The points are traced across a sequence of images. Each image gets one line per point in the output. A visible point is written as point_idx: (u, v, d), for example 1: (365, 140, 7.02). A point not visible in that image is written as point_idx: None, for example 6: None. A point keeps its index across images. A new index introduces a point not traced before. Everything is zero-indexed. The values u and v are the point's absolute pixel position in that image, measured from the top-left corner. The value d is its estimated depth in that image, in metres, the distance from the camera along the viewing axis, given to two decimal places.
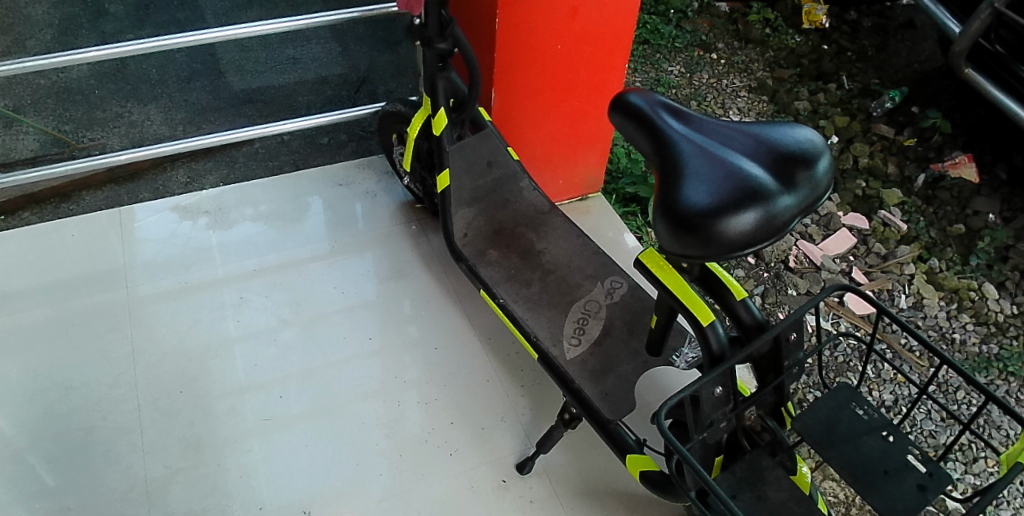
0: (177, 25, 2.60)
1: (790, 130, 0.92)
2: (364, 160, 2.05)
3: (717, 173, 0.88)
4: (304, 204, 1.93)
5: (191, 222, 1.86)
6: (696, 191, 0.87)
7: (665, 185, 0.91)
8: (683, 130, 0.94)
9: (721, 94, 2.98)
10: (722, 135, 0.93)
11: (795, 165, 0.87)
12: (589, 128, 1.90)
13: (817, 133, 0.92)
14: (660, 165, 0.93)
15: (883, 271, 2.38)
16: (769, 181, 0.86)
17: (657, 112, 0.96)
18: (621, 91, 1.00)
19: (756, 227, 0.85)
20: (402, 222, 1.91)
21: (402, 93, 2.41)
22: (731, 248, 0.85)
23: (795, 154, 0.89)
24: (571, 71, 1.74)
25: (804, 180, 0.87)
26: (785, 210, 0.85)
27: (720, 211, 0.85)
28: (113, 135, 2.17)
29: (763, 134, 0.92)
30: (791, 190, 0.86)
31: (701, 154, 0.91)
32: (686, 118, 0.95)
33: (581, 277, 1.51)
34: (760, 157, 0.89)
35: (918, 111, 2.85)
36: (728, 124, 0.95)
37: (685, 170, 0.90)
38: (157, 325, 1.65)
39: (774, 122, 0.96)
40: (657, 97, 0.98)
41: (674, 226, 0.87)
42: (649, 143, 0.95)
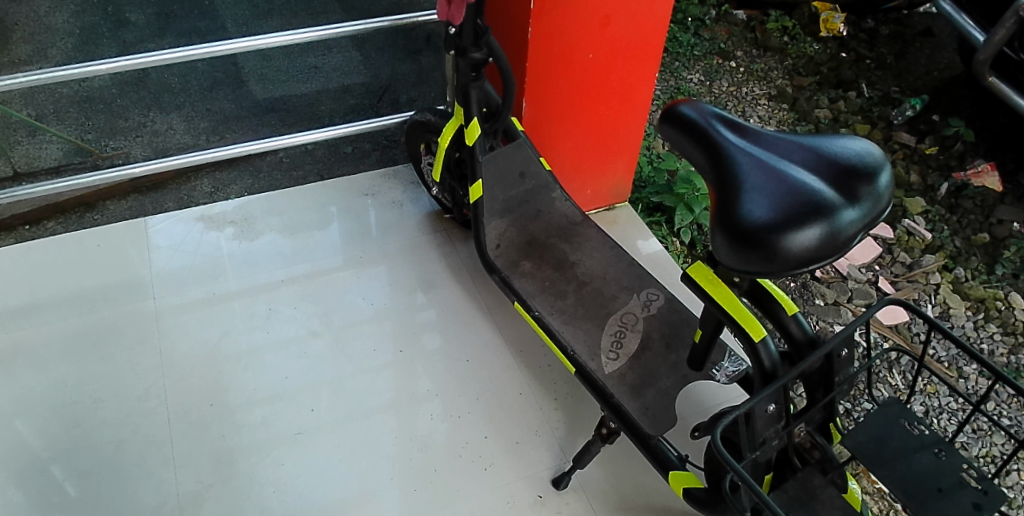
0: (198, 34, 2.60)
1: (851, 142, 0.89)
2: (390, 171, 2.04)
3: (778, 187, 0.85)
4: (331, 215, 1.92)
5: (218, 232, 1.85)
6: (756, 205, 0.84)
7: (723, 198, 0.88)
8: (741, 142, 0.91)
9: (741, 102, 3.00)
10: (780, 148, 0.90)
11: (859, 179, 0.85)
12: (616, 137, 1.88)
13: (876, 147, 0.89)
14: (715, 178, 0.90)
15: (909, 280, 2.36)
16: (830, 194, 0.83)
17: (713, 123, 0.93)
18: (672, 102, 0.98)
19: (821, 242, 0.81)
20: (429, 232, 1.89)
21: (426, 102, 2.40)
22: (795, 264, 0.82)
23: (856, 167, 0.86)
24: (601, 80, 1.72)
25: (869, 192, 0.84)
26: (851, 224, 0.82)
27: (783, 226, 0.81)
28: (136, 144, 2.15)
29: (821, 146, 0.89)
30: (855, 203, 0.83)
31: (759, 168, 0.88)
32: (742, 130, 0.92)
33: (617, 288, 1.48)
34: (820, 170, 0.87)
35: (939, 119, 2.86)
36: (785, 136, 0.92)
37: (743, 184, 0.87)
38: (185, 336, 1.64)
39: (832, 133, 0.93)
40: (711, 108, 0.95)
41: (735, 242, 0.84)
42: (704, 155, 0.92)
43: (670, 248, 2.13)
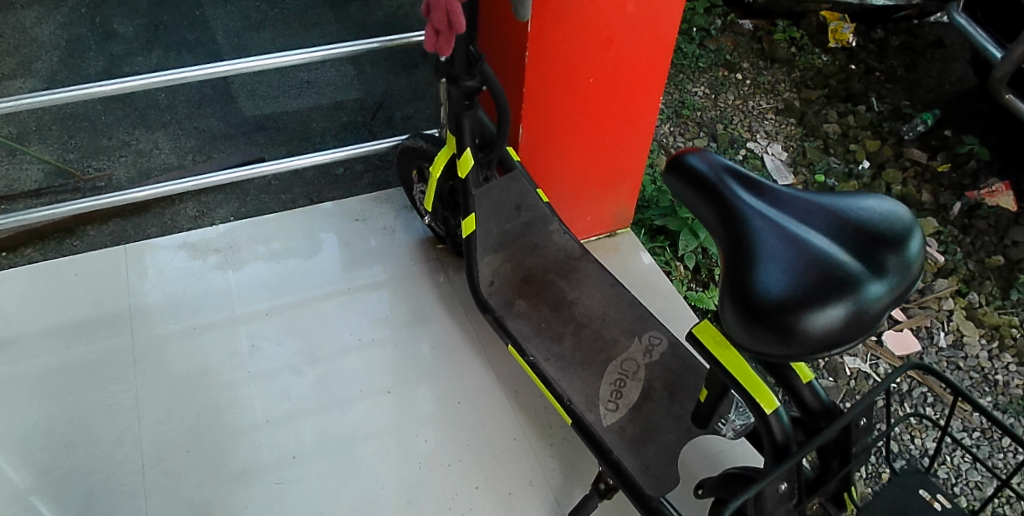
0: (188, 47, 2.51)
1: (877, 203, 0.82)
2: (382, 194, 1.96)
3: (796, 258, 0.78)
4: (319, 241, 1.84)
5: (201, 261, 1.77)
6: (773, 279, 0.77)
7: (735, 266, 0.80)
8: (755, 200, 0.83)
9: (747, 116, 2.99)
10: (799, 210, 0.83)
11: (887, 249, 0.77)
12: (618, 163, 1.79)
13: (904, 208, 0.82)
14: (727, 241, 0.83)
15: (921, 306, 2.30)
16: (856, 267, 0.76)
17: (725, 178, 0.85)
18: (680, 153, 0.90)
19: (846, 322, 0.74)
20: (422, 261, 1.82)
21: (422, 120, 2.32)
22: (817, 347, 0.74)
23: (884, 234, 0.78)
24: (604, 104, 1.64)
25: (898, 264, 0.76)
26: (879, 301, 0.75)
27: (803, 306, 0.74)
28: (120, 165, 2.06)
29: (844, 209, 0.82)
30: (883, 276, 0.76)
31: (776, 234, 0.81)
32: (756, 187, 0.85)
33: (617, 332, 1.40)
34: (843, 237, 0.79)
35: (951, 135, 2.89)
36: (803, 195, 0.85)
37: (759, 252, 0.80)
38: (163, 375, 1.56)
39: (854, 190, 0.86)
40: (722, 162, 0.87)
41: (750, 319, 0.76)
42: (715, 213, 0.85)
43: (672, 274, 2.08)
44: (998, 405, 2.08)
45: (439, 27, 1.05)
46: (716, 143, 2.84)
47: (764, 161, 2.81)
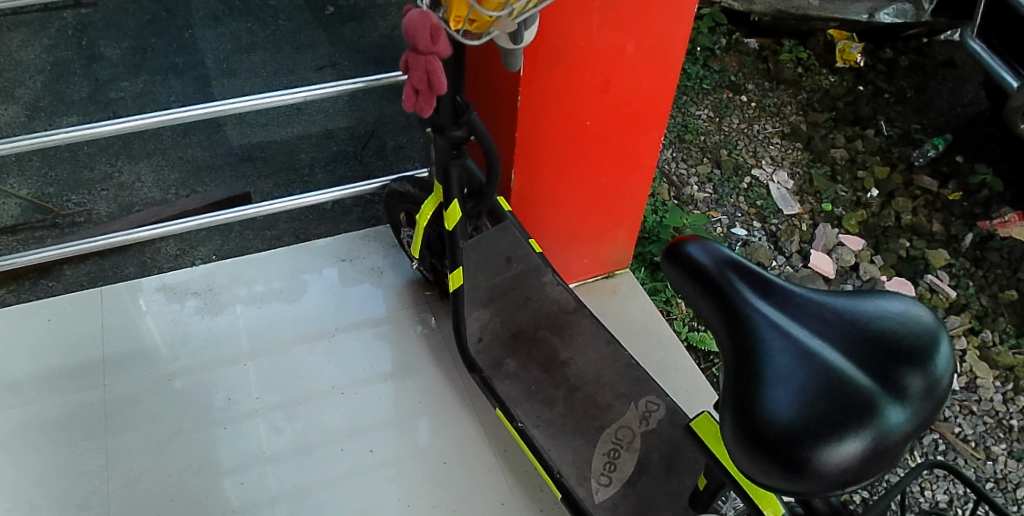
0: (175, 71, 2.43)
1: (896, 312, 0.79)
2: (370, 232, 1.89)
3: (808, 380, 0.76)
4: (302, 283, 1.77)
5: (179, 305, 1.70)
6: (784, 405, 0.75)
7: (744, 383, 0.78)
8: (766, 307, 0.81)
9: (753, 140, 2.91)
10: (812, 319, 0.81)
11: (907, 371, 0.75)
12: (618, 205, 1.70)
13: (927, 317, 0.79)
14: (736, 353, 0.81)
15: None
16: (874, 393, 0.74)
17: (733, 280, 0.83)
18: (688, 243, 0.88)
19: (865, 454, 0.72)
20: (410, 306, 1.75)
21: (415, 149, 2.23)
22: (834, 481, 0.72)
23: (903, 352, 0.76)
24: (602, 147, 1.56)
25: (918, 387, 0.74)
26: (900, 429, 0.73)
27: (816, 438, 0.72)
28: (100, 199, 1.99)
29: (862, 321, 0.80)
30: (902, 401, 0.73)
31: (787, 349, 0.78)
32: (767, 291, 0.82)
33: (612, 396, 1.32)
34: (860, 355, 0.77)
35: (962, 161, 2.90)
36: (817, 300, 0.83)
37: (770, 371, 0.77)
38: (135, 432, 1.49)
39: (873, 294, 0.83)
40: (732, 258, 0.85)
41: (760, 448, 0.74)
42: (722, 318, 0.83)
43: (673, 311, 2.08)
44: (1014, 451, 1.97)
45: (418, 86, 0.97)
46: (720, 170, 2.75)
47: (769, 190, 2.71)
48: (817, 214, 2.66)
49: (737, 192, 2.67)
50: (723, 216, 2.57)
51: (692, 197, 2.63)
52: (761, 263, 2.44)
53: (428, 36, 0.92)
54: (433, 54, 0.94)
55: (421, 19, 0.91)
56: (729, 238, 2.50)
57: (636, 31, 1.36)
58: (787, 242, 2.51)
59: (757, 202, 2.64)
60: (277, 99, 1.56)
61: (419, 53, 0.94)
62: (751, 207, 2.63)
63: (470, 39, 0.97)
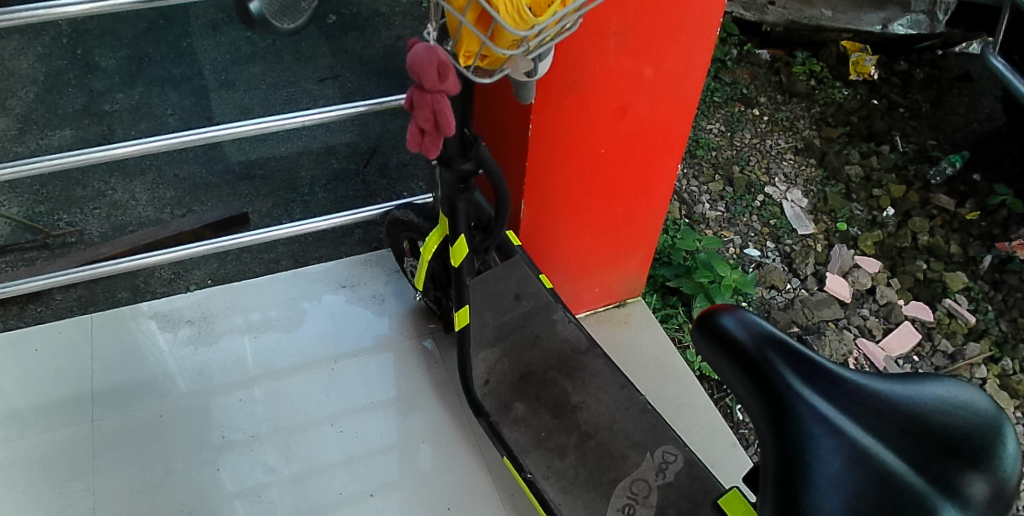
0: (172, 83, 2.35)
1: (951, 404, 0.77)
2: (372, 256, 1.82)
3: (861, 482, 0.72)
4: (300, 312, 1.70)
5: (171, 334, 1.63)
6: (837, 509, 0.70)
7: (791, 481, 0.72)
8: (813, 397, 0.77)
9: (765, 156, 2.84)
10: (859, 410, 0.77)
11: (967, 472, 0.72)
12: (631, 233, 1.63)
13: (982, 407, 0.77)
14: (779, 445, 0.75)
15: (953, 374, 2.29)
16: (936, 501, 0.71)
17: (776, 364, 0.77)
18: (720, 311, 0.82)
19: None
20: (413, 336, 1.68)
21: (419, 166, 2.16)
22: None
23: (961, 452, 0.74)
24: (616, 176, 1.48)
25: (981, 492, 0.72)
26: None
27: None
28: (92, 218, 1.92)
29: (915, 414, 0.77)
30: (961, 507, 0.71)
31: (836, 445, 0.74)
32: (812, 376, 0.78)
33: (627, 445, 1.26)
34: (915, 454, 0.74)
35: (979, 180, 2.83)
36: (863, 387, 0.79)
37: (819, 469, 0.72)
38: (124, 472, 1.42)
39: (922, 379, 0.80)
40: (773, 333, 0.80)
41: None
42: (764, 406, 0.77)
43: (685, 337, 2.02)
44: None
45: (424, 127, 0.88)
46: (732, 188, 2.67)
47: (783, 208, 2.63)
48: (832, 234, 2.58)
49: (750, 210, 2.60)
50: (736, 237, 2.49)
51: (703, 216, 2.55)
52: (776, 286, 2.34)
53: (435, 74, 0.83)
54: (440, 93, 0.85)
55: (428, 55, 0.83)
56: (742, 260, 2.42)
57: (655, 58, 1.29)
58: (801, 264, 2.42)
59: (771, 222, 2.57)
60: (281, 123, 1.48)
61: (425, 91, 0.85)
62: (764, 227, 2.55)
63: (481, 76, 0.88)
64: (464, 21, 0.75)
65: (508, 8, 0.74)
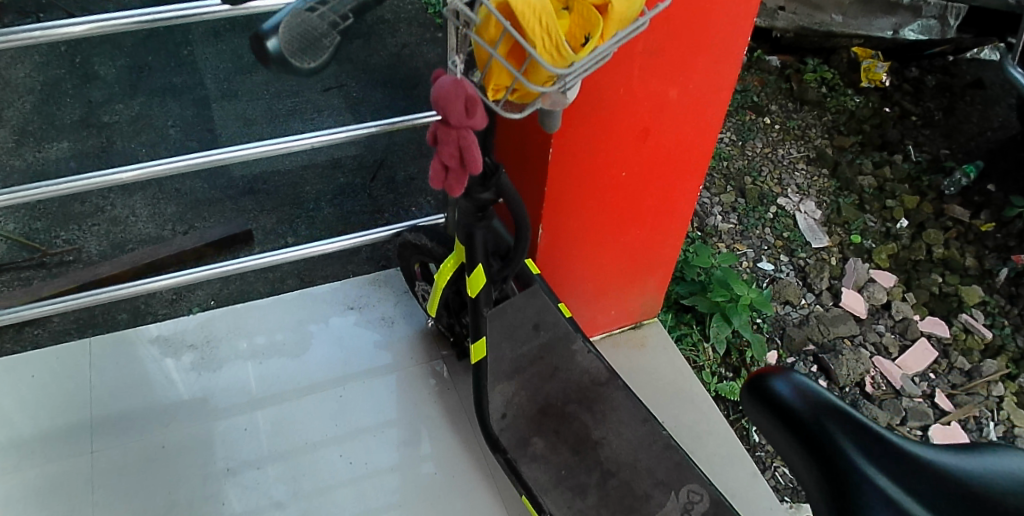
0: (173, 92, 2.29)
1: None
2: (381, 275, 1.77)
3: None
4: (306, 335, 1.65)
5: (174, 360, 1.59)
6: None
7: None
8: (869, 466, 0.76)
9: (777, 166, 2.79)
10: (919, 483, 0.76)
11: None
12: (650, 255, 1.58)
13: None
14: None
15: (969, 392, 2.22)
16: None
17: (833, 433, 0.77)
18: (769, 370, 0.81)
19: None
20: (424, 359, 1.63)
21: (427, 180, 2.10)
22: None
23: None
24: (636, 198, 1.43)
25: None
26: None
27: None
28: (91, 236, 1.86)
29: (987, 490, 0.76)
30: None
31: None
32: (869, 447, 0.77)
33: (650, 483, 1.21)
34: None
35: (993, 191, 2.78)
36: (923, 458, 0.78)
37: None
38: (125, 507, 1.37)
39: (998, 451, 0.79)
40: (827, 397, 0.79)
41: None
42: (819, 476, 0.77)
43: (700, 358, 1.98)
44: None
45: (449, 164, 0.83)
46: (745, 199, 2.62)
47: (796, 220, 2.59)
48: (846, 247, 2.53)
49: (763, 222, 2.55)
50: (748, 250, 2.45)
51: (716, 228, 2.50)
52: (790, 302, 2.29)
53: (462, 108, 0.78)
54: (467, 128, 0.79)
55: (454, 88, 0.77)
56: (756, 274, 2.37)
57: (680, 77, 1.24)
58: (816, 278, 2.37)
59: (784, 234, 2.52)
60: (288, 145, 1.32)
61: (451, 126, 0.80)
62: (778, 239, 2.51)
63: (510, 110, 0.82)
64: (497, 57, 0.70)
65: (547, 43, 0.68)
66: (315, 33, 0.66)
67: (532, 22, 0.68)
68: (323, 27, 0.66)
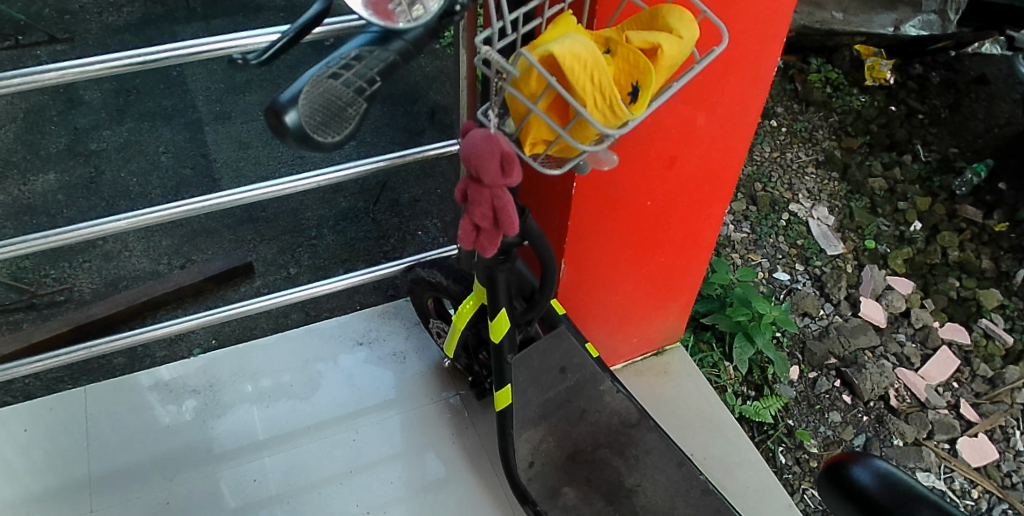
0: (163, 115, 2.20)
1: None
2: (390, 306, 1.69)
3: None
4: (315, 375, 1.57)
5: (176, 407, 1.51)
6: None
7: None
8: None
9: (786, 171, 2.73)
10: None
11: None
12: (672, 282, 1.51)
13: None
14: None
15: (993, 401, 2.13)
16: None
17: None
18: (847, 459, 0.74)
19: None
20: (439, 396, 1.55)
21: (432, 201, 2.02)
22: None
23: None
24: (661, 226, 1.36)
25: None
26: None
27: None
28: (83, 274, 1.78)
29: None
30: None
31: None
32: None
33: None
34: None
35: (1005, 189, 2.72)
36: None
37: None
38: None
39: None
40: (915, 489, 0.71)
41: None
42: None
43: (722, 377, 1.91)
44: None
45: (481, 224, 0.77)
46: (756, 207, 2.56)
47: (809, 227, 2.52)
48: (861, 253, 2.47)
49: (776, 230, 2.49)
50: (763, 260, 2.38)
51: (728, 238, 2.44)
52: (809, 313, 2.23)
53: (497, 167, 0.72)
54: (501, 187, 0.73)
55: (488, 145, 0.71)
56: (773, 286, 2.31)
57: (708, 103, 1.17)
58: (834, 288, 2.31)
59: (798, 242, 2.46)
60: (278, 188, 1.21)
61: (484, 185, 0.74)
62: (792, 247, 2.44)
63: (550, 166, 0.76)
64: (539, 112, 0.64)
65: (599, 103, 0.63)
66: (339, 102, 0.57)
67: (580, 80, 0.63)
68: (348, 95, 0.57)
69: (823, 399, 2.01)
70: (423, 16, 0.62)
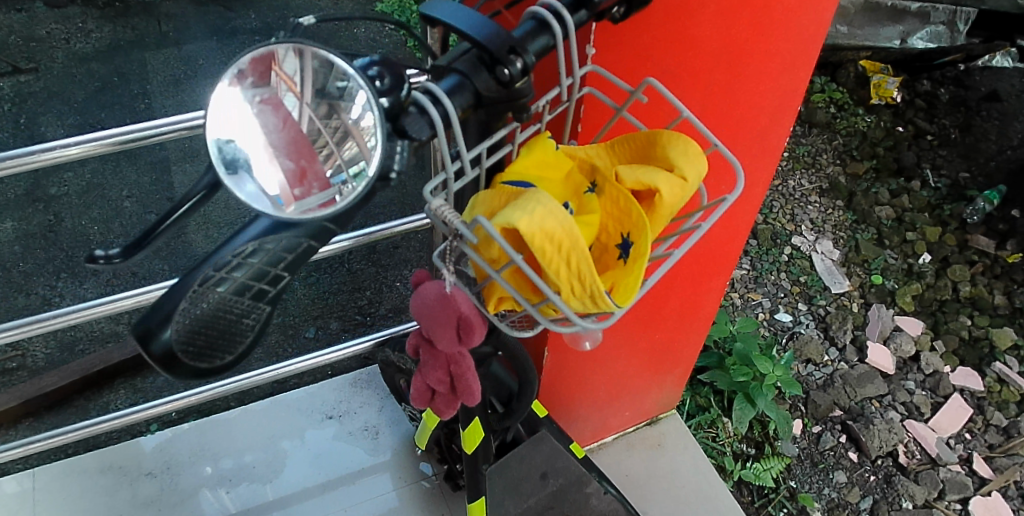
0: (127, 154, 2.07)
1: None
2: (362, 374, 1.58)
3: None
4: (279, 453, 1.46)
5: (131, 491, 1.40)
6: None
7: None
8: None
9: (788, 200, 2.60)
10: None
11: None
12: (670, 353, 1.40)
13: None
14: None
15: (1008, 454, 2.02)
16: None
17: None
18: None
19: None
20: (412, 476, 1.43)
21: (411, 248, 1.90)
22: None
23: None
24: (658, 303, 1.24)
25: None
26: None
27: None
28: (38, 337, 1.67)
29: None
30: None
31: None
32: None
33: None
34: None
35: (1019, 216, 2.59)
36: None
37: None
38: None
39: None
40: None
41: None
42: None
43: (720, 438, 1.80)
44: None
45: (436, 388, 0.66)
46: (757, 240, 2.45)
47: (813, 262, 2.40)
48: (867, 290, 2.35)
49: (778, 266, 2.37)
50: (764, 299, 2.26)
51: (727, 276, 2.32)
52: (812, 360, 2.12)
53: (454, 333, 0.61)
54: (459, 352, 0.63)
55: (442, 309, 0.60)
56: (774, 328, 2.19)
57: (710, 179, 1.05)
58: (839, 330, 2.20)
59: (801, 279, 2.34)
60: None
61: (438, 349, 0.63)
62: (794, 285, 2.32)
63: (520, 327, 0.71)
64: (508, 296, 0.55)
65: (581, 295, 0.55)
66: (229, 317, 0.53)
67: (563, 269, 0.54)
68: (241, 306, 0.53)
69: (828, 457, 1.90)
70: (359, 155, 0.51)
